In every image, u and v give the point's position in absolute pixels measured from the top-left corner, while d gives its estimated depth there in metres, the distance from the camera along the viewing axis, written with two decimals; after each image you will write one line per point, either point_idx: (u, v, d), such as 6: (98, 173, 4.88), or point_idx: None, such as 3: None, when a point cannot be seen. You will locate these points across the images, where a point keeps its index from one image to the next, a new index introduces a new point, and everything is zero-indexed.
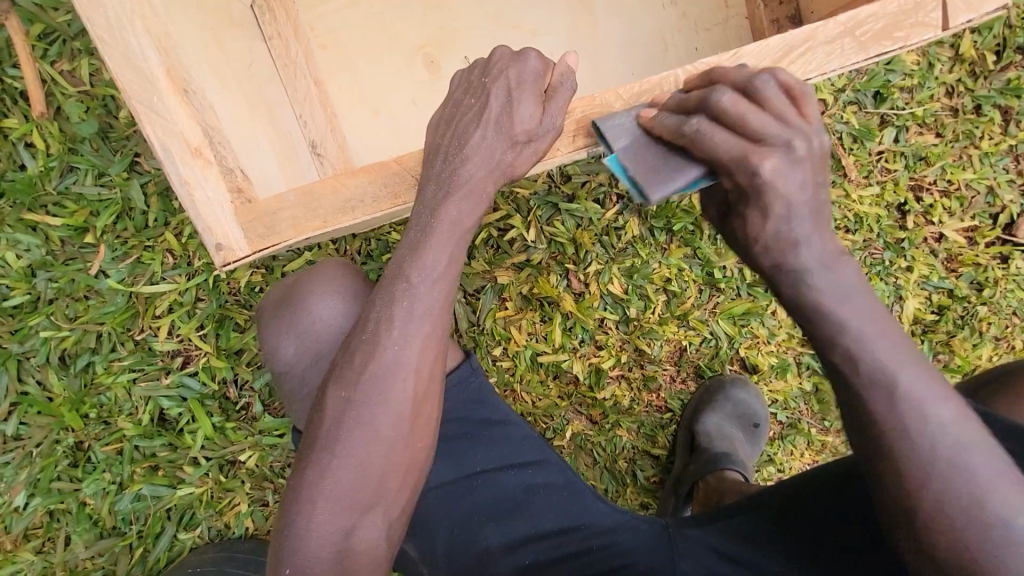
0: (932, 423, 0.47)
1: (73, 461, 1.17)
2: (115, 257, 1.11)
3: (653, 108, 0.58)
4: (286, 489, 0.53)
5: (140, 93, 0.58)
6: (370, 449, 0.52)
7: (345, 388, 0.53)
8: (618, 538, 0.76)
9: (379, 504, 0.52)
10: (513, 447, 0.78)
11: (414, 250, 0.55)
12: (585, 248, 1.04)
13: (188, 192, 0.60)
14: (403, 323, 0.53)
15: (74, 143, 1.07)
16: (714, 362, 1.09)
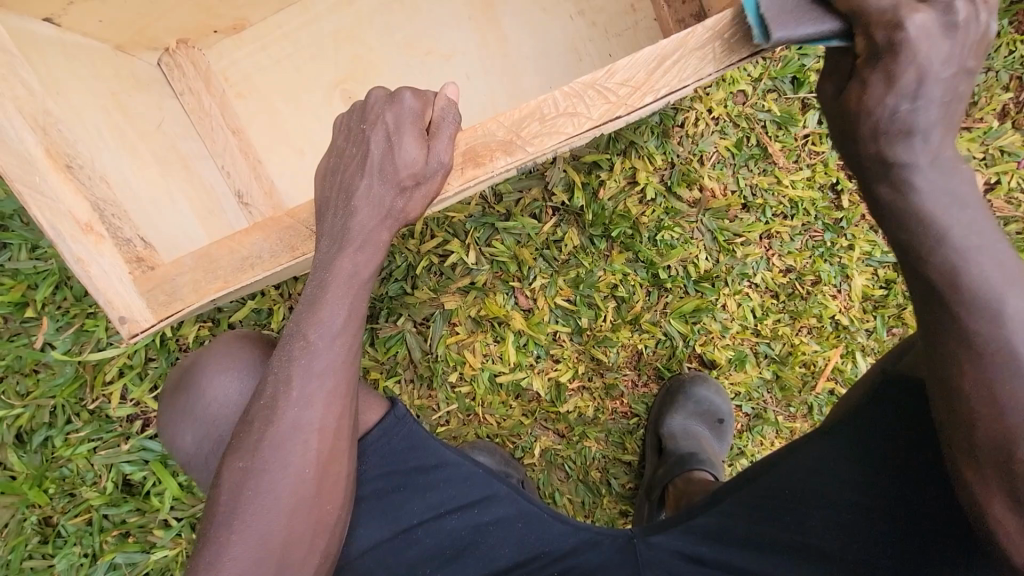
0: (1012, 319, 0.47)
1: (42, 537, 1.15)
2: (58, 328, 1.09)
3: (537, 132, 0.57)
4: (194, 554, 0.58)
5: (21, 175, 0.57)
6: (273, 510, 0.58)
7: (247, 455, 0.58)
8: (581, 557, 0.78)
9: (287, 562, 0.59)
10: (452, 490, 0.78)
11: (310, 308, 0.58)
12: (528, 264, 1.03)
13: (84, 269, 0.59)
14: (303, 385, 0.58)
15: (3, 219, 1.06)
16: (672, 362, 1.07)
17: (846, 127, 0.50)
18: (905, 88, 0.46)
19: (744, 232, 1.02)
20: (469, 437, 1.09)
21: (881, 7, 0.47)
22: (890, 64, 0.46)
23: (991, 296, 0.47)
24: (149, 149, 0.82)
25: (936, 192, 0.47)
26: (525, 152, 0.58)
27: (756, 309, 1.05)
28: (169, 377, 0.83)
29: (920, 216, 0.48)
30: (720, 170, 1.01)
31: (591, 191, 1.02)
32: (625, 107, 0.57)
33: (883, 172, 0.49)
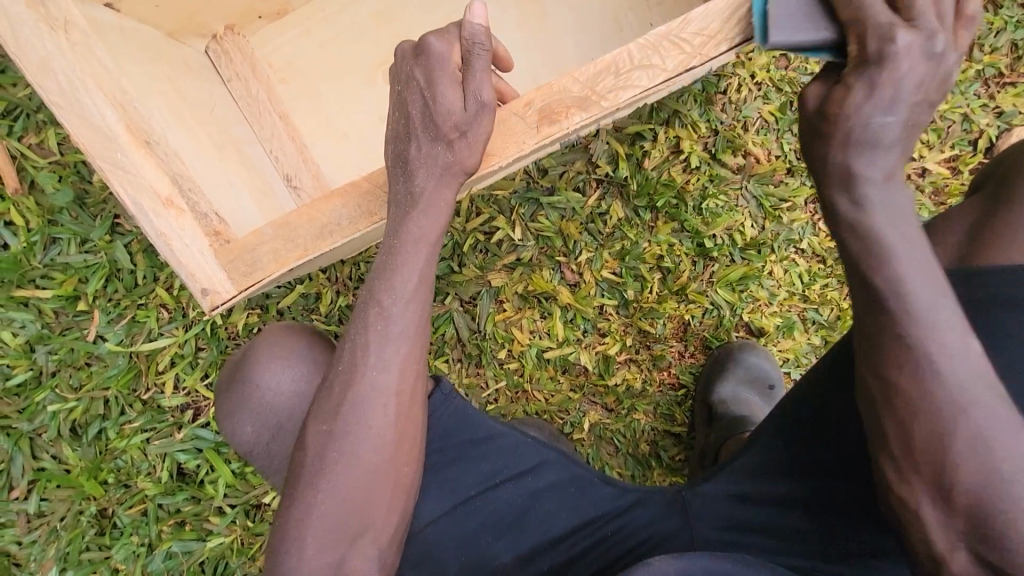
0: (946, 377, 0.48)
1: (99, 529, 1.17)
2: (110, 320, 1.11)
3: (612, 87, 0.58)
4: (280, 516, 0.60)
5: (103, 152, 0.59)
6: (354, 472, 0.59)
7: (328, 419, 0.59)
8: (633, 516, 0.80)
9: (368, 523, 0.60)
10: (505, 461, 0.79)
11: (383, 276, 0.59)
12: (573, 238, 1.04)
13: (166, 243, 0.60)
14: (379, 349, 0.59)
15: (52, 213, 1.07)
16: (720, 331, 1.08)
17: (821, 129, 0.51)
18: (878, 105, 0.48)
19: (790, 197, 1.03)
20: (518, 414, 1.09)
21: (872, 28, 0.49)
22: (839, 129, 0.50)
23: (927, 328, 0.48)
24: (205, 132, 0.83)
25: (883, 207, 0.50)
26: (601, 108, 0.59)
27: (803, 275, 1.05)
28: (220, 373, 0.84)
29: (871, 255, 0.49)
30: (763, 135, 1.02)
31: (634, 161, 1.03)
32: (699, 57, 0.57)
33: (833, 199, 0.51)
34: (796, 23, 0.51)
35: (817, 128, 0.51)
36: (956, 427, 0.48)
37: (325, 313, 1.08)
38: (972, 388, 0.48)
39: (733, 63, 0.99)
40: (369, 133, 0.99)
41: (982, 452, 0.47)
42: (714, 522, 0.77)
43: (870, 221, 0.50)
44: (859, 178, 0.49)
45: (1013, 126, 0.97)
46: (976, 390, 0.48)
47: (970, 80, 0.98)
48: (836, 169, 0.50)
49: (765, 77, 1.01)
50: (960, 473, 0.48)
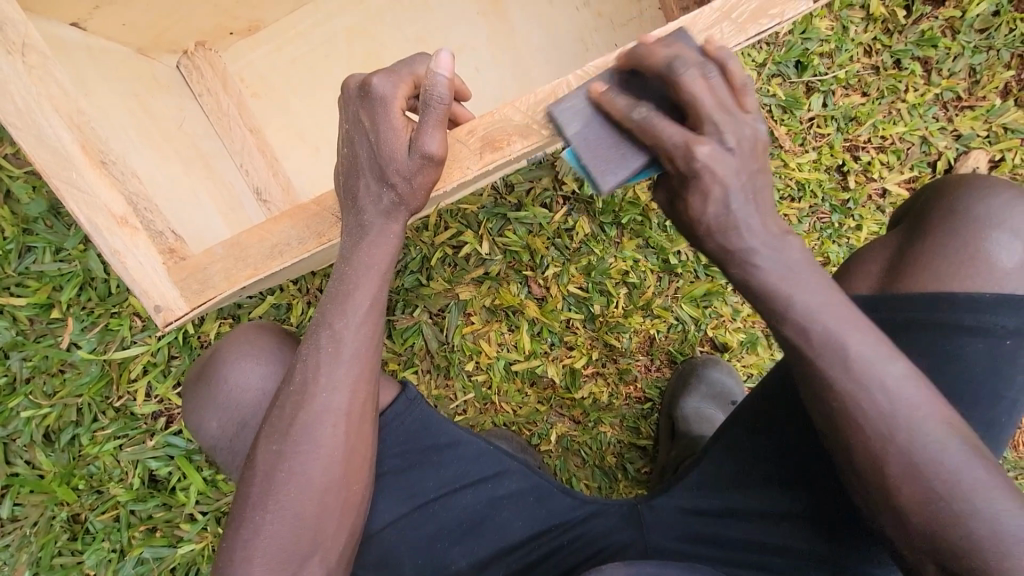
0: (888, 382, 0.52)
1: (71, 534, 1.18)
2: (84, 328, 1.12)
3: (552, 115, 0.60)
4: (228, 536, 0.60)
5: (59, 171, 0.61)
6: (303, 492, 0.60)
7: (279, 439, 0.61)
8: (589, 525, 0.81)
9: (317, 542, 0.61)
10: (464, 468, 0.80)
11: (335, 299, 0.61)
12: (540, 253, 1.05)
13: (120, 260, 0.62)
14: (330, 370, 0.60)
15: (27, 222, 1.08)
16: (685, 346, 1.09)
17: (793, 124, 0.50)
18: (716, 200, 0.51)
19: None
20: (486, 425, 1.11)
21: (676, 146, 0.51)
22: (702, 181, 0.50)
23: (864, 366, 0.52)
24: (173, 148, 0.84)
25: (772, 263, 0.52)
26: (541, 136, 0.61)
27: None
28: (190, 366, 0.85)
29: (777, 307, 0.52)
30: None
31: None
32: None
33: None
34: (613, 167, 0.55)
35: None
36: (892, 452, 0.53)
37: (296, 324, 1.10)
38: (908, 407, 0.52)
39: None
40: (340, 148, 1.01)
41: (923, 473, 0.52)
42: (668, 532, 0.79)
43: None
44: None
45: (970, 149, 0.99)
46: (906, 414, 0.52)
47: (928, 103, 0.99)
48: None
49: None
50: (900, 484, 0.53)
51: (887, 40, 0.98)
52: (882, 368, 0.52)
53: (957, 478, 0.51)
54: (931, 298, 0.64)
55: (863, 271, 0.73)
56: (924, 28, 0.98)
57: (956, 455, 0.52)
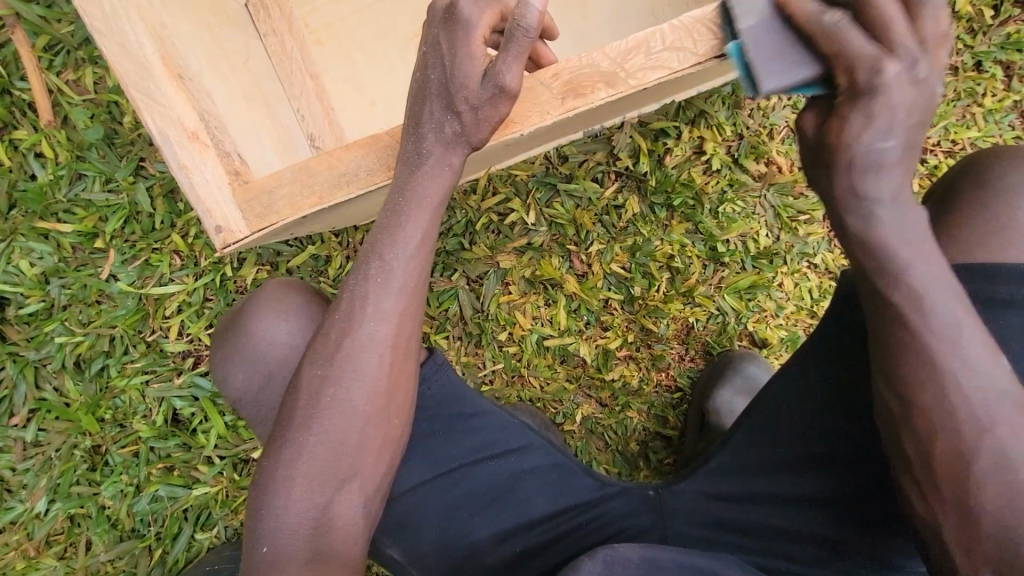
0: (975, 375, 0.51)
1: (90, 465, 1.19)
2: (125, 260, 1.13)
3: (640, 65, 0.56)
4: (269, 457, 0.61)
5: (137, 81, 0.61)
6: (345, 419, 0.60)
7: (323, 365, 0.60)
8: (608, 506, 0.80)
9: (355, 470, 0.60)
10: (488, 438, 0.78)
11: (387, 230, 0.60)
12: (586, 229, 1.04)
13: (188, 175, 0.62)
14: (377, 301, 0.59)
15: (81, 149, 1.09)
16: (723, 338, 1.07)
17: (821, 154, 0.51)
18: (876, 130, 0.48)
19: (809, 210, 1.02)
20: (512, 399, 1.10)
21: (861, 59, 0.47)
22: (845, 155, 0.49)
23: (959, 356, 0.51)
24: (238, 81, 0.84)
25: (893, 225, 0.50)
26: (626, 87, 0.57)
27: (813, 290, 1.04)
28: (217, 321, 0.84)
29: (889, 272, 0.51)
30: (788, 146, 1.01)
31: (655, 158, 1.02)
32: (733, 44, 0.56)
33: (847, 209, 0.51)
34: (776, 65, 0.51)
35: (822, 156, 0.51)
36: (982, 451, 0.50)
37: (333, 277, 1.10)
38: (996, 406, 0.50)
39: None
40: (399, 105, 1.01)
41: (977, 495, 0.50)
42: (690, 519, 0.78)
43: (875, 234, 0.50)
44: (868, 197, 0.50)
45: None
46: (994, 407, 0.50)
47: (1006, 110, 0.96)
48: (841, 192, 0.50)
49: None
50: (980, 492, 0.50)
51: (970, 41, 0.95)
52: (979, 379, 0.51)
53: None
54: (976, 273, 0.62)
55: None
56: (1010, 31, 0.94)
57: None
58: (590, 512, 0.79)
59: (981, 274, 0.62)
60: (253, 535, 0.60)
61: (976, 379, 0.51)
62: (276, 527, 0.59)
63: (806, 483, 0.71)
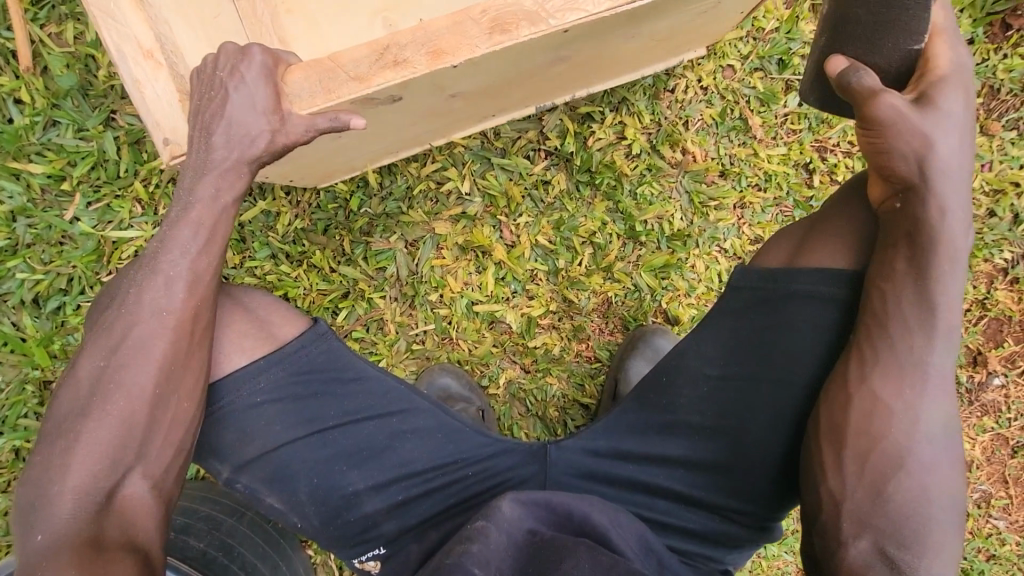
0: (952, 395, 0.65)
1: (40, 399, 1.26)
2: (89, 204, 1.20)
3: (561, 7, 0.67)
4: (54, 436, 0.64)
5: (100, 3, 0.73)
6: (110, 396, 0.64)
7: (93, 346, 0.66)
8: (495, 460, 0.86)
9: (126, 449, 0.63)
10: (368, 402, 0.82)
11: (167, 232, 0.68)
12: (516, 201, 1.12)
13: (140, 88, 0.74)
14: (148, 292, 0.66)
15: (57, 97, 1.17)
16: (639, 313, 1.15)
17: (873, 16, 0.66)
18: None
19: (718, 197, 1.09)
20: (441, 359, 1.17)
21: None
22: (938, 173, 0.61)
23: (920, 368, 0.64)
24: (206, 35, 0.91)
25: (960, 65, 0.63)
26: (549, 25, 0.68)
27: (722, 273, 1.11)
28: None
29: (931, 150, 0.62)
30: (703, 135, 1.08)
31: (582, 140, 1.10)
32: None
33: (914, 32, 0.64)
34: None
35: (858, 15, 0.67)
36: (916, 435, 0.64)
37: (280, 232, 1.15)
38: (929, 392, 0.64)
39: (683, 65, 1.06)
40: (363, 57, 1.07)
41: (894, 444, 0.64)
42: (572, 471, 0.85)
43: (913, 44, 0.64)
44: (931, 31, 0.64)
45: None
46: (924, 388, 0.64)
47: None
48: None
49: (711, 83, 1.07)
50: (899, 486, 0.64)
51: None
52: (932, 357, 0.64)
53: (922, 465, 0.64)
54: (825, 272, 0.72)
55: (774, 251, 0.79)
56: None
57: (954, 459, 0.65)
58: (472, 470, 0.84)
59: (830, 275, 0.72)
60: (23, 524, 0.60)
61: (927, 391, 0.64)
62: (50, 501, 0.60)
63: (674, 441, 0.81)
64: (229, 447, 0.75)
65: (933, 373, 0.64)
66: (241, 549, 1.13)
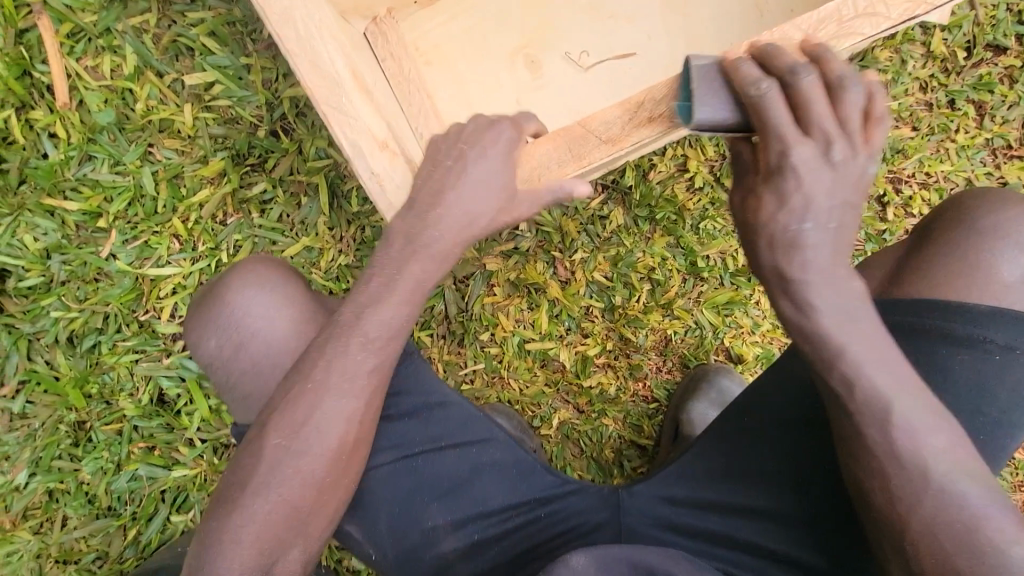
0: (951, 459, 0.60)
1: (74, 440, 1.20)
2: (125, 241, 1.17)
3: (834, 33, 0.66)
4: (222, 520, 0.64)
5: (329, 97, 0.67)
6: (291, 483, 0.65)
7: (286, 433, 0.65)
8: (570, 501, 0.82)
9: (294, 528, 0.66)
10: (452, 428, 0.80)
11: (362, 310, 0.66)
12: (571, 236, 1.07)
13: (379, 184, 0.68)
14: (327, 377, 0.65)
15: (93, 132, 1.13)
16: (700, 351, 1.10)
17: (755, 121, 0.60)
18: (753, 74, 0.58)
19: None
20: (491, 400, 1.11)
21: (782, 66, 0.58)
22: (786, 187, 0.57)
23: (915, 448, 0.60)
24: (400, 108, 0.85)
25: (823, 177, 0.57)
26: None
27: None
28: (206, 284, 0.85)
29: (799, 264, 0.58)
30: None
31: (641, 172, 1.06)
32: (924, 7, 0.65)
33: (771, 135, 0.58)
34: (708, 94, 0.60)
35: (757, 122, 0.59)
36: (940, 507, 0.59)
37: (325, 268, 1.15)
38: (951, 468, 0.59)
39: None
40: (537, 102, 0.99)
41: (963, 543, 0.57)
42: (648, 519, 0.79)
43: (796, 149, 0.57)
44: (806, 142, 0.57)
45: None
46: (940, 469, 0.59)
47: (977, 147, 1.02)
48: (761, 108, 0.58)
49: None
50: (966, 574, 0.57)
51: (944, 79, 1.01)
52: (921, 433, 0.60)
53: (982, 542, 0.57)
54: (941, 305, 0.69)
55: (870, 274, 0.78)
56: (981, 72, 1.01)
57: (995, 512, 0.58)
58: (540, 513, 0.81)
59: (950, 309, 0.69)
60: None
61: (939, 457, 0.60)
62: None
63: (758, 492, 0.75)
64: None
65: (877, 445, 0.61)
66: None
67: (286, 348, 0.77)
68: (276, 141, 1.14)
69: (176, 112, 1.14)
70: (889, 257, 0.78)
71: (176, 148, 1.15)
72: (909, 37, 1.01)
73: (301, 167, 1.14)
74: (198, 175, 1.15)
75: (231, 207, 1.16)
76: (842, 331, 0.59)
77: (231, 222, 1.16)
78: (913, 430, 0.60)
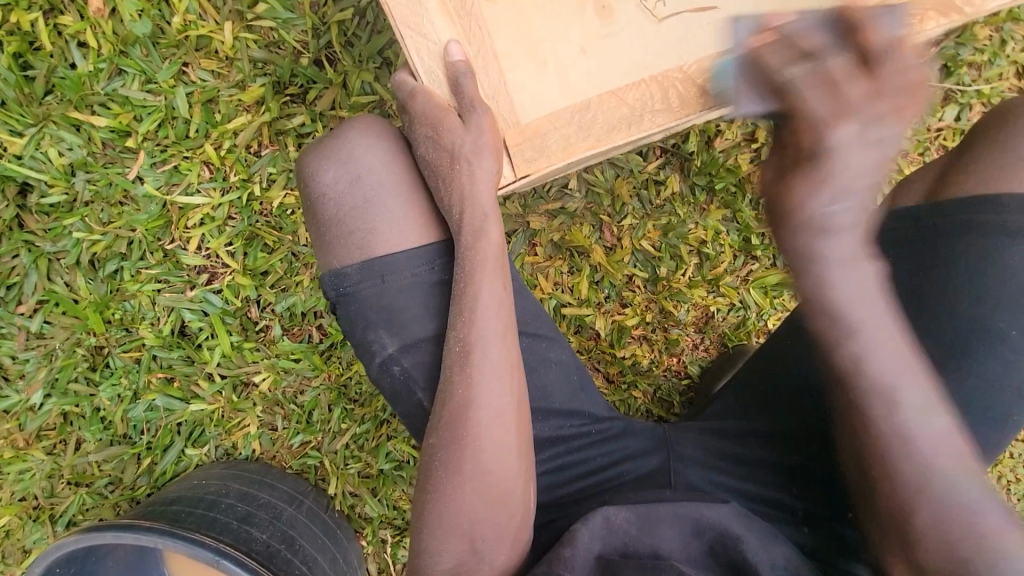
0: (914, 423, 0.58)
1: (90, 365, 1.18)
2: (154, 164, 1.12)
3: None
4: (427, 523, 0.68)
5: (410, 21, 0.75)
6: (475, 471, 0.68)
7: (449, 415, 0.70)
8: (621, 425, 0.85)
9: (496, 510, 0.68)
10: (529, 314, 0.83)
11: (484, 265, 0.73)
12: (623, 200, 1.04)
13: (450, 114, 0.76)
14: (480, 342, 0.71)
15: (125, 44, 1.07)
16: (740, 331, 1.08)
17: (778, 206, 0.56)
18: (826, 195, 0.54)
19: None
20: None
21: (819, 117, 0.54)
22: (819, 172, 0.54)
23: (890, 392, 0.58)
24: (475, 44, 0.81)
25: (847, 286, 0.57)
26: (956, 14, 0.69)
27: None
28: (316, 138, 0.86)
29: (829, 335, 0.59)
30: None
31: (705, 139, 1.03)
32: None
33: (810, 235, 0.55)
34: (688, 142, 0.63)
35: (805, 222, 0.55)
36: (925, 506, 0.57)
37: None
38: (935, 457, 0.57)
39: None
40: (605, 54, 0.86)
41: (949, 532, 0.56)
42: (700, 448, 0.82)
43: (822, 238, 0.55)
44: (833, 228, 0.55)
45: None
46: (927, 452, 0.58)
47: None
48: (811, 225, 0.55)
49: None
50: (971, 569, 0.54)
51: None
52: (905, 397, 0.58)
53: (971, 528, 0.55)
54: (974, 202, 0.74)
55: (908, 189, 0.81)
56: None
57: (987, 515, 0.56)
58: (597, 439, 0.83)
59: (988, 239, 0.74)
60: None
61: (920, 423, 0.58)
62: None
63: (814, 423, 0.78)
64: (399, 323, 0.78)
65: (874, 423, 0.59)
66: (303, 542, 1.12)
67: (406, 184, 0.79)
68: (319, 71, 1.09)
69: (215, 30, 1.08)
70: (930, 171, 0.81)
71: (212, 70, 1.09)
72: (1011, 16, 1.00)
73: (344, 103, 1.10)
74: (235, 101, 1.10)
75: (267, 139, 1.12)
76: (858, 313, 0.57)
77: (265, 154, 1.12)
78: (920, 401, 0.58)
